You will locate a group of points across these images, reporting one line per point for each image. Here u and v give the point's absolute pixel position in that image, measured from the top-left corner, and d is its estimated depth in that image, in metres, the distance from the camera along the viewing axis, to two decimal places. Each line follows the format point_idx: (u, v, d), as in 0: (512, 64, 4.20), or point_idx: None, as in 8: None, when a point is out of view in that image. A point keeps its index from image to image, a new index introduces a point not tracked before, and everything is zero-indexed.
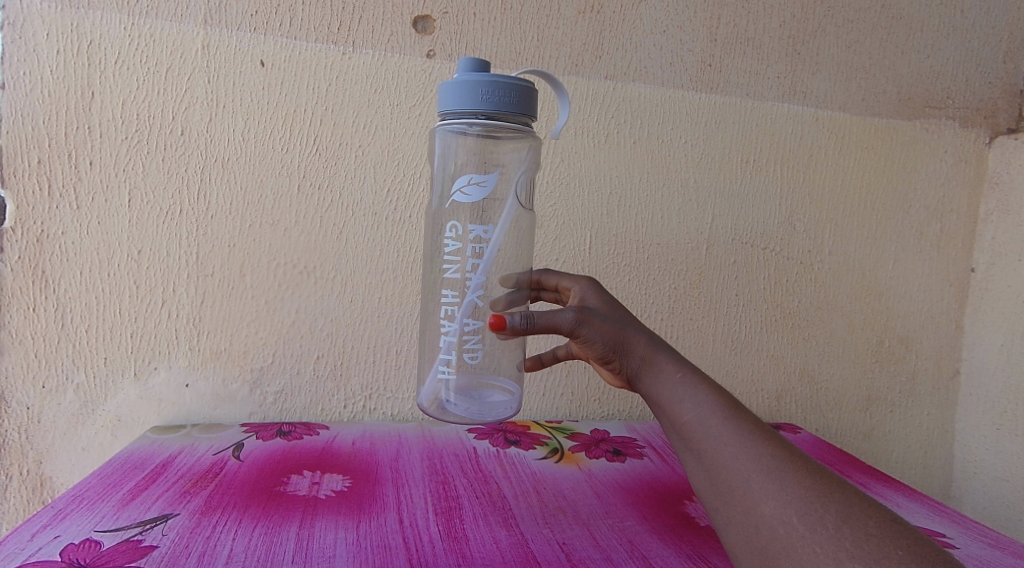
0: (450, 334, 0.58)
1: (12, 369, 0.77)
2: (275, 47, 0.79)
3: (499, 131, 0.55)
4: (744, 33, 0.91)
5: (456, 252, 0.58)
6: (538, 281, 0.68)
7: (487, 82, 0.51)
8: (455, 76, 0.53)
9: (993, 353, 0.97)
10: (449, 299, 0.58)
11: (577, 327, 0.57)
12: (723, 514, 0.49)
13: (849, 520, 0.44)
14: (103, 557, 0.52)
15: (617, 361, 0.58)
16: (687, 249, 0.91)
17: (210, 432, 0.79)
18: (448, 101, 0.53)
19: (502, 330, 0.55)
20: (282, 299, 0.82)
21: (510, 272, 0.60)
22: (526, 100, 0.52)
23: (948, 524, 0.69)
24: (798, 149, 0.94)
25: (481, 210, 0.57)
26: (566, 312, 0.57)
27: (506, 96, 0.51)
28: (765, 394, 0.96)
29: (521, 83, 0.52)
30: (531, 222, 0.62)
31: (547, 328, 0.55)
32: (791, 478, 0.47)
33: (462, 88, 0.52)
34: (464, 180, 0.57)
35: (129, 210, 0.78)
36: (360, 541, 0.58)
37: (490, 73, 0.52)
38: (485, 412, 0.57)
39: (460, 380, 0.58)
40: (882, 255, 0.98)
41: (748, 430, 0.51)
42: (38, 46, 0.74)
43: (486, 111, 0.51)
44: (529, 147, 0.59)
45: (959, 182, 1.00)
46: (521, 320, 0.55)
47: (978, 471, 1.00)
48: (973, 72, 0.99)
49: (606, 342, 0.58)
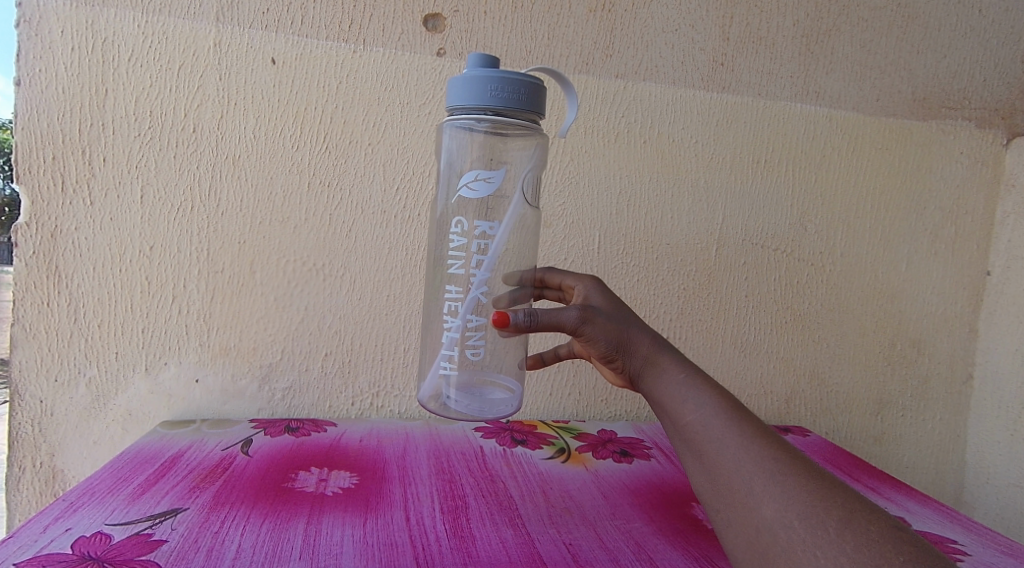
0: (453, 330, 0.58)
1: (25, 362, 0.78)
2: (286, 45, 0.79)
3: (507, 128, 0.55)
4: (757, 32, 0.90)
5: (461, 248, 0.58)
6: (541, 279, 0.68)
7: (497, 78, 0.51)
8: (464, 71, 0.53)
9: (1008, 357, 0.96)
10: (453, 294, 0.58)
11: (580, 325, 0.57)
12: (725, 516, 0.49)
13: (852, 525, 0.44)
14: (113, 550, 0.53)
15: (619, 360, 0.58)
16: (697, 249, 0.91)
17: (219, 428, 0.80)
18: (457, 95, 0.53)
19: (505, 327, 0.55)
20: (292, 296, 0.83)
21: (514, 270, 0.60)
22: (534, 97, 0.52)
23: (961, 531, 0.68)
24: (811, 149, 0.94)
25: (487, 207, 0.57)
26: (570, 310, 0.57)
27: (515, 92, 0.51)
28: (775, 397, 0.96)
29: (531, 80, 0.52)
30: (536, 220, 0.62)
31: (550, 326, 0.55)
32: (794, 481, 0.47)
33: (472, 81, 0.52)
34: (471, 176, 0.57)
35: (141, 206, 0.78)
36: (367, 539, 0.58)
37: (500, 69, 0.52)
38: (486, 409, 0.57)
39: (462, 376, 0.58)
40: (895, 257, 0.97)
41: (752, 433, 0.50)
42: (53, 43, 0.74)
43: (494, 107, 0.51)
44: (536, 145, 0.59)
45: (976, 184, 0.98)
46: (525, 317, 0.55)
47: (991, 478, 0.99)
48: (991, 72, 0.98)
49: (610, 341, 0.58)
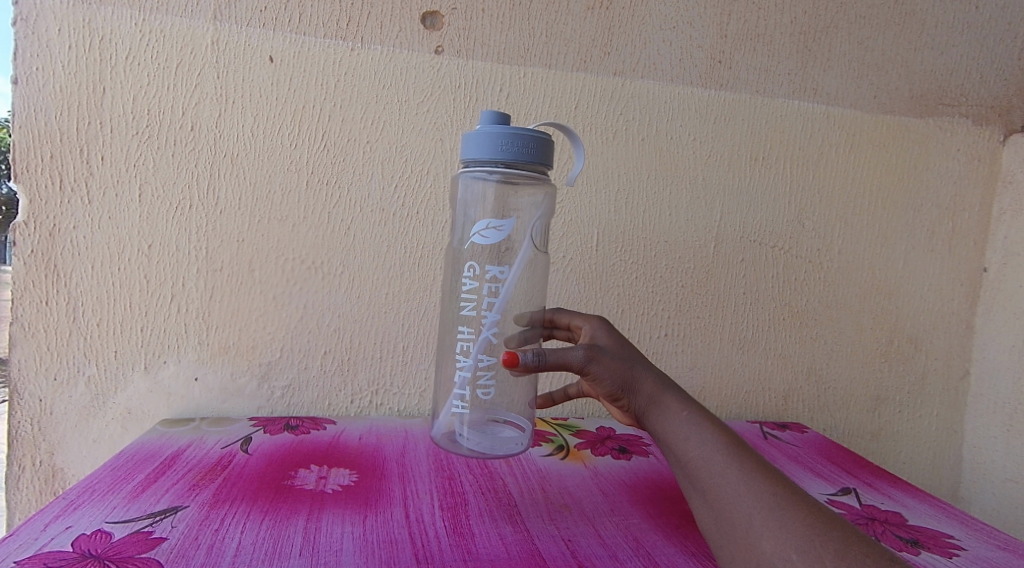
0: (465, 369, 0.62)
1: (24, 362, 0.78)
2: (283, 43, 0.79)
3: (516, 178, 0.59)
4: (755, 29, 0.90)
5: (473, 290, 0.62)
6: (550, 319, 0.70)
7: (508, 134, 0.55)
8: (477, 128, 0.57)
9: (1004, 354, 0.96)
10: (466, 335, 0.62)
11: (586, 364, 0.58)
12: (727, 551, 0.50)
13: (846, 556, 0.46)
14: (113, 548, 0.53)
15: (625, 400, 0.60)
16: (695, 247, 0.91)
17: (218, 426, 0.80)
18: (472, 150, 0.56)
19: (515, 367, 0.57)
20: (290, 294, 0.83)
21: (524, 310, 0.64)
22: (542, 151, 0.56)
23: (957, 525, 0.68)
24: (809, 146, 0.94)
25: (498, 252, 0.62)
26: (577, 350, 0.58)
27: (525, 147, 0.55)
28: (773, 393, 0.96)
29: (540, 136, 0.55)
30: (546, 264, 0.66)
31: (557, 365, 0.58)
32: (791, 516, 0.49)
33: (485, 138, 0.55)
34: (482, 224, 0.61)
35: (139, 205, 0.78)
36: (366, 536, 0.58)
37: (510, 125, 0.56)
38: (495, 447, 0.62)
39: (474, 415, 0.63)
40: (892, 255, 0.97)
41: (751, 467, 0.53)
42: (51, 41, 0.74)
43: (506, 159, 0.55)
44: (544, 194, 0.64)
45: (972, 180, 0.99)
46: (534, 357, 0.57)
47: (987, 473, 0.99)
48: (988, 69, 0.98)
49: (615, 380, 0.59)
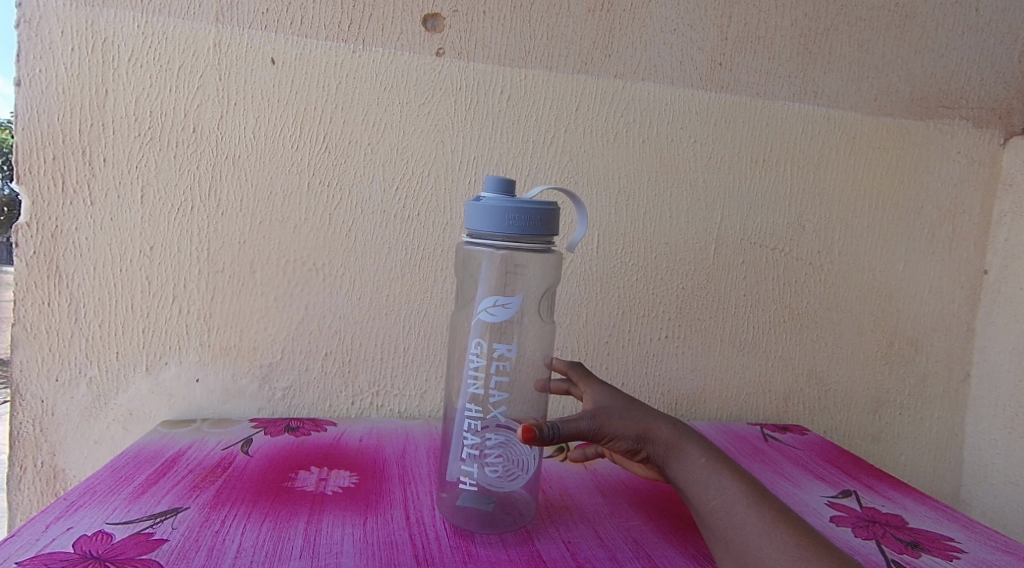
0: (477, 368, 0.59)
1: (26, 363, 0.78)
2: (285, 46, 0.79)
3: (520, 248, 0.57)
4: (755, 31, 0.90)
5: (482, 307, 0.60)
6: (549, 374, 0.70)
7: (514, 207, 0.53)
8: (482, 198, 0.55)
9: (1005, 356, 0.96)
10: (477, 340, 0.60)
11: (599, 429, 0.59)
12: None
13: None
14: (114, 549, 0.53)
15: (644, 452, 0.60)
16: (696, 249, 0.91)
17: (219, 428, 0.80)
18: (475, 221, 0.54)
19: (533, 442, 0.54)
20: (291, 296, 0.83)
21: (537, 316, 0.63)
22: (547, 222, 0.54)
23: (958, 528, 0.68)
24: (810, 149, 0.94)
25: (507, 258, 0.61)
26: (586, 419, 0.59)
27: (530, 220, 0.53)
28: (773, 396, 0.96)
29: (545, 207, 0.54)
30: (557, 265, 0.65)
31: (574, 435, 0.57)
32: None
33: (490, 210, 0.53)
34: (489, 303, 0.58)
35: (141, 206, 0.79)
36: (367, 538, 0.58)
37: (515, 197, 0.54)
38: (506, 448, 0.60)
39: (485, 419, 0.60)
40: (893, 257, 0.97)
41: None
42: (53, 43, 0.75)
43: (511, 233, 0.53)
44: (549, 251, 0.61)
45: (972, 182, 0.99)
46: (550, 431, 0.55)
47: (988, 475, 0.99)
48: (988, 72, 0.98)
49: (632, 437, 0.60)
